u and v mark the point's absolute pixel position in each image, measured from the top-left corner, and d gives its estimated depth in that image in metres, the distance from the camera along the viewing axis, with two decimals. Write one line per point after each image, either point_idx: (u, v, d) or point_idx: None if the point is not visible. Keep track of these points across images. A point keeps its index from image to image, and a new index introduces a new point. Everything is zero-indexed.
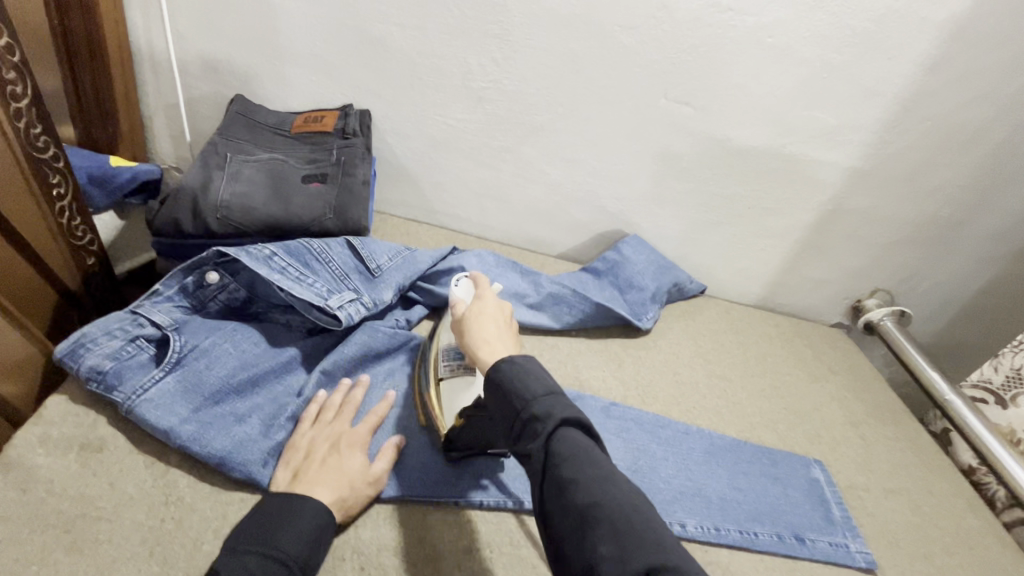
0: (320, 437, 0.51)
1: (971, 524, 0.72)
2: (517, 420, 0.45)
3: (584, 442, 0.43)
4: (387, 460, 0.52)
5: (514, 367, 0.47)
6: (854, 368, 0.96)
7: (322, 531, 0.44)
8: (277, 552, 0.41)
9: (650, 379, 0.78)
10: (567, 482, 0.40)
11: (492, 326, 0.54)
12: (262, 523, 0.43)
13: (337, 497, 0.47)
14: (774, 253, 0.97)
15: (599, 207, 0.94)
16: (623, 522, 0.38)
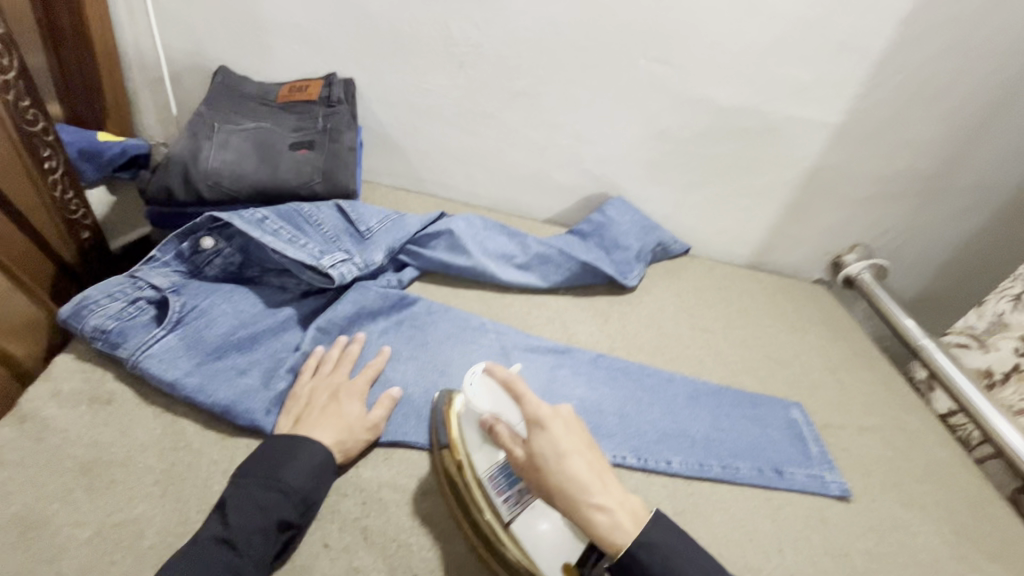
0: (319, 389, 0.53)
1: (940, 456, 0.76)
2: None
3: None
4: (384, 409, 0.54)
5: (654, 547, 0.42)
6: (834, 320, 0.99)
7: (323, 467, 0.47)
8: (280, 486, 0.44)
9: (636, 333, 0.81)
10: None
11: (584, 462, 0.45)
12: (266, 460, 0.46)
13: (337, 441, 0.50)
14: (756, 211, 1.00)
15: (584, 170, 0.96)
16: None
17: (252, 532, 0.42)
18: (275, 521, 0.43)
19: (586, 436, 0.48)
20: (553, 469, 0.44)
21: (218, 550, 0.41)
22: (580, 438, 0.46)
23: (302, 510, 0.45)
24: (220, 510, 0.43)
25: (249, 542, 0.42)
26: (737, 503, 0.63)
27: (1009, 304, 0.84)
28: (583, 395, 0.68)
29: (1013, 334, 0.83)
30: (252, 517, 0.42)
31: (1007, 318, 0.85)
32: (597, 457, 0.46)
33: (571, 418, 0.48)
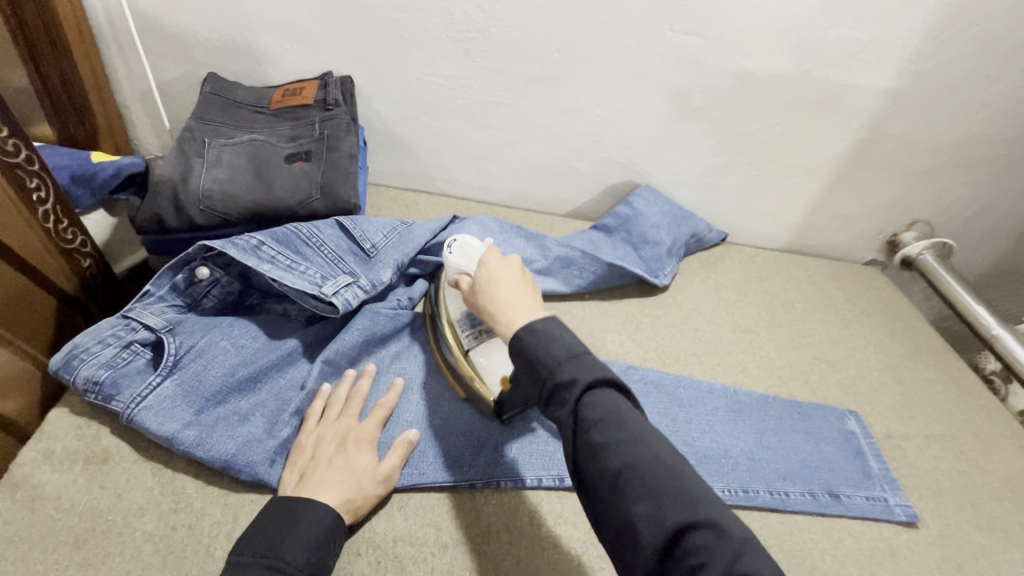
0: (326, 437, 0.49)
1: (1022, 467, 0.68)
2: (544, 386, 0.42)
3: (618, 402, 0.40)
4: (397, 455, 0.50)
5: (541, 331, 0.44)
6: (891, 309, 0.90)
7: (329, 534, 0.42)
8: (280, 562, 0.39)
9: (670, 339, 0.75)
10: (597, 447, 0.38)
11: (506, 288, 0.50)
12: (265, 534, 0.41)
13: (346, 499, 0.45)
14: (801, 192, 0.90)
15: (607, 158, 0.88)
16: (652, 476, 0.37)
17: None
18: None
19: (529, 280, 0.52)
20: (481, 290, 0.51)
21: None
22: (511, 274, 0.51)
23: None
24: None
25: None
26: (789, 535, 0.57)
27: None
28: None
29: None
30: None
31: None
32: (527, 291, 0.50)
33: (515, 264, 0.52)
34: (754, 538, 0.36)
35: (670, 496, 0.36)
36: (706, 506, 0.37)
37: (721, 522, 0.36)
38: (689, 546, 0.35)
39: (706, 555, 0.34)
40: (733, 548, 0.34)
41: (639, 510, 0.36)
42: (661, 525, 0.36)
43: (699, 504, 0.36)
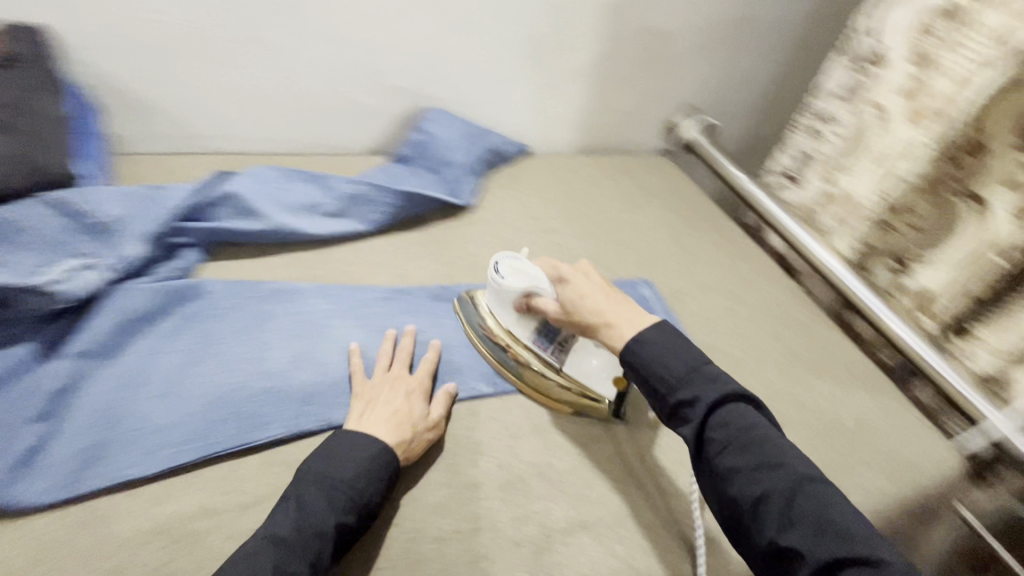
0: (382, 388, 0.53)
1: (772, 293, 0.82)
2: (664, 404, 0.48)
3: (745, 415, 0.45)
4: (445, 403, 0.55)
5: (650, 346, 0.49)
6: (675, 187, 1.01)
7: (384, 466, 0.47)
8: (348, 483, 0.45)
9: (477, 254, 0.76)
10: (731, 470, 0.44)
11: (598, 296, 0.54)
12: (353, 446, 0.47)
13: (402, 439, 0.49)
14: (581, 93, 0.95)
15: (388, 86, 0.84)
16: (792, 503, 0.41)
17: (312, 533, 0.42)
18: (335, 525, 0.43)
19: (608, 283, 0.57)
20: (575, 305, 0.55)
21: (273, 548, 0.40)
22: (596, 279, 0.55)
23: (362, 518, 0.45)
24: (288, 507, 0.43)
25: (311, 543, 0.41)
26: None
27: (808, 136, 0.91)
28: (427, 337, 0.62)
29: (815, 162, 0.90)
30: (320, 514, 0.43)
31: (810, 149, 0.91)
32: (615, 293, 0.55)
33: (591, 269, 0.57)
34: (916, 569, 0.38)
35: (823, 532, 0.40)
36: (866, 542, 0.39)
37: (882, 558, 0.38)
38: None
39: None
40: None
41: (791, 544, 0.40)
42: (817, 561, 0.39)
43: (857, 541, 0.39)
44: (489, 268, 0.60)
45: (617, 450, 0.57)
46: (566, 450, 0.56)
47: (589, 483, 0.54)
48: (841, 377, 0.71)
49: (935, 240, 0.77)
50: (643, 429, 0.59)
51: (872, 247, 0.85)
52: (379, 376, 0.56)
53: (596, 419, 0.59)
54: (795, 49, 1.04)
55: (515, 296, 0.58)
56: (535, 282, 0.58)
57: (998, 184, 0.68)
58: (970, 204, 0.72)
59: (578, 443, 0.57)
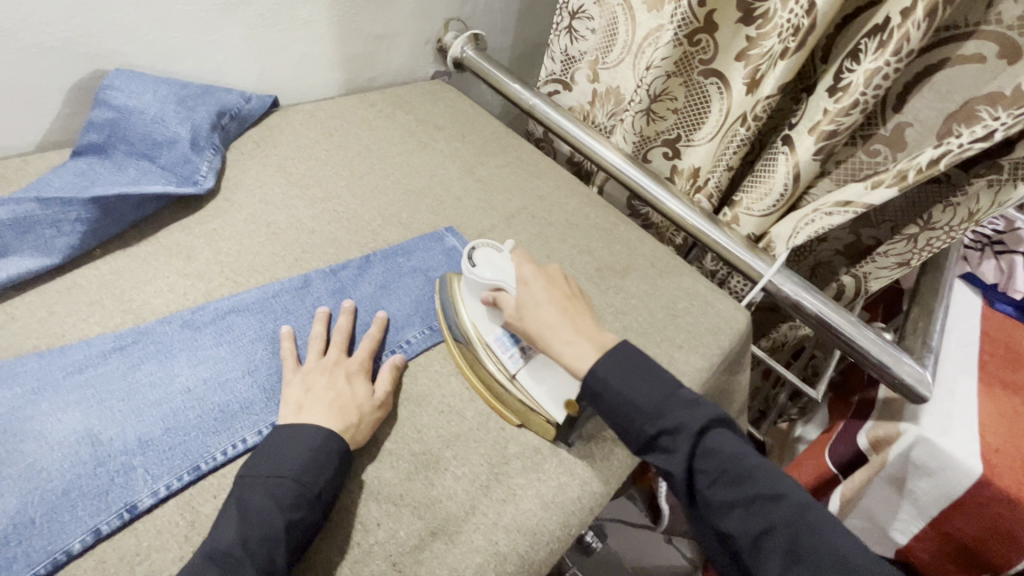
0: (315, 371, 0.50)
1: (573, 204, 0.82)
2: (642, 436, 0.45)
3: (732, 443, 0.43)
4: (392, 369, 0.53)
5: (614, 373, 0.46)
6: (458, 114, 0.93)
7: (336, 450, 0.44)
8: (296, 477, 0.42)
9: (238, 249, 0.61)
10: (721, 504, 0.42)
11: (550, 307, 0.51)
12: (292, 438, 0.45)
13: (347, 422, 0.47)
14: (323, 21, 0.80)
15: (30, 46, 0.58)
16: (797, 545, 0.39)
17: (258, 539, 0.39)
18: (284, 526, 0.40)
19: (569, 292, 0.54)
20: (527, 315, 0.51)
21: (217, 563, 0.38)
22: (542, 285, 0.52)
23: (317, 511, 0.42)
24: (230, 519, 0.40)
25: (258, 547, 0.39)
26: (420, 375, 0.55)
27: (567, 37, 0.88)
28: (188, 383, 0.48)
29: (580, 63, 0.89)
30: (264, 518, 0.40)
31: (571, 51, 0.89)
32: (572, 302, 0.52)
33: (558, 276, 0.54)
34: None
35: (831, 574, 0.37)
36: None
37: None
38: None
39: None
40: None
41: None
42: None
43: None
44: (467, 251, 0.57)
45: (454, 431, 0.51)
46: (398, 455, 0.49)
47: (430, 481, 0.47)
48: (648, 274, 0.75)
49: (693, 120, 0.80)
50: (477, 397, 0.54)
51: (646, 138, 0.86)
52: (132, 458, 0.43)
53: (424, 405, 0.52)
54: None
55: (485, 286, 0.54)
56: (499, 280, 0.54)
57: (734, 60, 0.72)
58: (713, 81, 0.75)
59: (410, 440, 0.50)
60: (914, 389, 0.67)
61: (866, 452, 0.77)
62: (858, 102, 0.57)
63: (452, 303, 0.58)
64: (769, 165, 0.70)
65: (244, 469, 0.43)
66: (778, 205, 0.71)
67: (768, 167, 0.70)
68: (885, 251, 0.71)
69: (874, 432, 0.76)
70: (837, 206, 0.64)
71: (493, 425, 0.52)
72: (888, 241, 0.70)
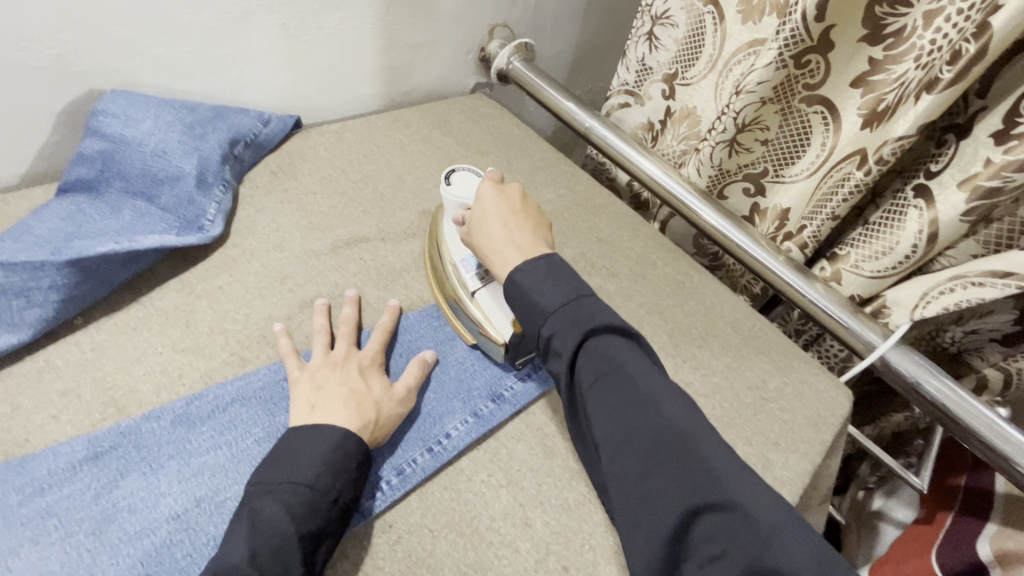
0: (323, 368, 0.46)
1: (637, 249, 0.70)
2: (538, 340, 0.44)
3: (620, 351, 0.42)
4: (419, 366, 0.49)
5: (529, 276, 0.45)
6: (503, 135, 0.81)
7: (354, 454, 0.40)
8: (310, 483, 0.37)
9: (248, 313, 0.51)
10: (594, 409, 0.40)
11: (497, 217, 0.49)
12: (303, 435, 0.40)
13: (365, 420, 0.42)
14: (355, 28, 0.69)
15: (6, 67, 0.49)
16: (655, 450, 0.38)
17: (271, 550, 0.34)
18: (297, 537, 0.35)
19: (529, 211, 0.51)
20: (474, 232, 0.50)
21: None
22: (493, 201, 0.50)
23: (334, 521, 0.38)
24: (238, 530, 0.35)
25: (270, 563, 0.34)
26: (462, 489, 0.44)
27: (646, 45, 0.76)
28: (174, 506, 0.38)
29: (657, 76, 0.77)
30: (278, 523, 0.35)
31: (649, 61, 0.77)
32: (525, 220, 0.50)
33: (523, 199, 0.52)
34: (770, 502, 0.35)
35: (679, 475, 0.36)
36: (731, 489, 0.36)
37: (745, 509, 0.34)
38: (700, 535, 0.35)
39: (722, 544, 0.34)
40: (750, 537, 0.33)
41: (651, 492, 0.37)
42: (670, 505, 0.35)
43: (723, 484, 0.36)
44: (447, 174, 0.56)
45: (506, 573, 0.40)
46: None
47: None
48: (730, 342, 0.62)
49: (786, 154, 0.67)
50: (534, 521, 0.43)
51: (725, 171, 0.74)
52: None
53: (468, 535, 0.41)
54: None
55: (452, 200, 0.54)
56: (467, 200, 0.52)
57: (850, 87, 0.59)
58: (819, 111, 0.62)
59: None
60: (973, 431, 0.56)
61: (988, 564, 0.63)
62: None
63: (435, 238, 0.58)
64: (893, 218, 0.57)
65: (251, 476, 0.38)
66: (900, 267, 0.59)
67: (891, 220, 0.58)
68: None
69: (1002, 542, 0.64)
70: (989, 276, 0.51)
71: (554, 564, 0.41)
72: None
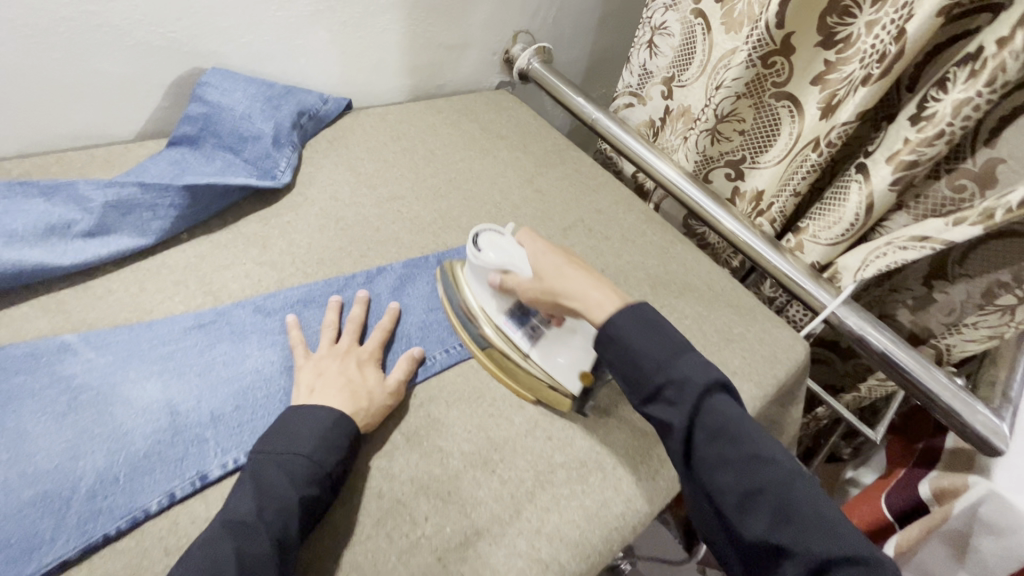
0: (327, 358, 0.51)
1: (631, 220, 0.82)
2: (647, 388, 0.47)
3: (732, 407, 0.45)
4: (407, 361, 0.53)
5: (625, 328, 0.48)
6: (521, 124, 0.95)
7: (345, 433, 0.45)
8: (308, 456, 0.43)
9: (310, 243, 0.64)
10: (713, 460, 0.44)
11: (568, 271, 0.53)
12: (304, 417, 0.45)
13: (356, 406, 0.48)
14: (401, 28, 0.83)
15: (139, 45, 0.64)
16: (780, 494, 0.42)
17: (274, 509, 0.40)
18: (297, 499, 0.41)
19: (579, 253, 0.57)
20: (550, 287, 0.54)
21: (232, 534, 0.38)
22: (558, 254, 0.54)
23: (327, 489, 0.43)
24: (246, 489, 0.41)
25: (273, 518, 0.40)
26: (471, 377, 0.56)
27: (647, 52, 0.90)
28: (257, 364, 0.51)
29: (656, 78, 0.90)
30: (280, 490, 0.41)
31: (649, 65, 0.90)
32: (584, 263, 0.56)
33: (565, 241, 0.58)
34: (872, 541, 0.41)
35: (806, 526, 0.40)
36: (851, 538, 0.40)
37: (870, 551, 0.39)
38: None
39: None
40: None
41: (782, 538, 0.41)
42: (802, 555, 0.40)
43: (849, 538, 0.40)
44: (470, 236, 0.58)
45: (502, 435, 0.52)
46: (448, 454, 0.49)
47: (477, 482, 0.48)
48: (703, 296, 0.73)
49: (760, 143, 0.78)
50: (527, 404, 0.55)
51: (708, 158, 0.85)
52: (204, 431, 0.46)
53: (473, 407, 0.53)
54: None
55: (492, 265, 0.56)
56: (506, 265, 0.56)
57: (810, 84, 0.70)
58: (786, 105, 0.73)
59: (460, 439, 0.51)
60: (983, 435, 0.62)
61: (928, 503, 0.72)
62: (944, 132, 0.55)
63: (456, 292, 0.60)
64: (840, 195, 0.68)
65: (256, 447, 0.44)
66: (846, 235, 0.69)
67: (839, 196, 0.68)
68: (973, 323, 0.68)
69: (938, 482, 0.71)
70: (912, 240, 0.62)
71: (541, 434, 0.53)
72: (978, 314, 0.68)
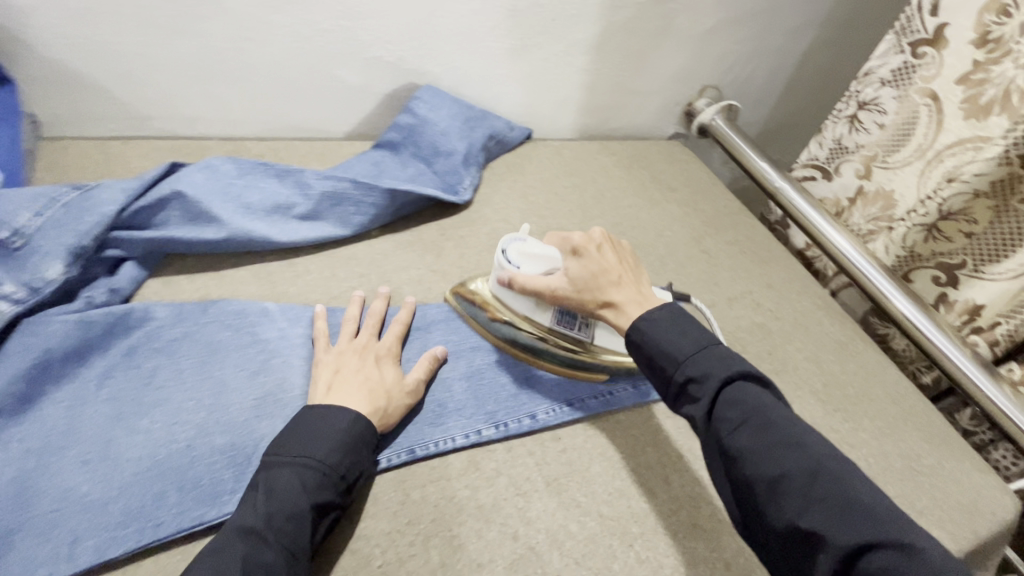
0: (345, 352, 0.49)
1: (806, 305, 0.74)
2: (672, 385, 0.45)
3: (754, 395, 0.42)
4: (429, 361, 0.51)
5: (657, 326, 0.47)
6: (693, 180, 0.91)
7: (365, 436, 0.43)
8: (320, 458, 0.40)
9: (477, 261, 0.66)
10: (736, 452, 0.40)
11: (606, 263, 0.51)
12: (323, 416, 0.42)
13: (375, 406, 0.45)
14: (594, 70, 0.84)
15: (371, 59, 0.71)
16: (809, 482, 0.37)
17: (285, 516, 0.37)
18: (308, 507, 0.38)
19: (618, 253, 0.53)
20: (594, 278, 0.51)
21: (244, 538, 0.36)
22: (590, 246, 0.52)
23: (342, 493, 0.40)
24: (256, 495, 0.38)
25: (282, 528, 0.36)
26: (617, 435, 0.52)
27: (846, 126, 0.80)
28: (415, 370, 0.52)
29: (854, 155, 0.79)
30: (291, 497, 0.38)
31: (846, 141, 0.80)
32: (623, 266, 0.53)
33: (601, 238, 0.53)
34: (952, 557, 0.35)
35: (844, 509, 0.36)
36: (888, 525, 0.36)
37: (913, 545, 0.34)
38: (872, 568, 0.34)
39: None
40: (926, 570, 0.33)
41: (813, 524, 0.36)
42: (836, 539, 0.35)
43: (882, 524, 0.35)
44: (499, 251, 0.55)
45: (644, 508, 0.47)
46: (586, 511, 0.46)
47: (613, 553, 0.44)
48: (886, 411, 0.63)
49: (992, 252, 0.68)
50: (673, 480, 0.50)
51: (915, 255, 0.75)
52: None
53: (617, 468, 0.50)
54: (830, 26, 0.94)
55: (523, 274, 0.53)
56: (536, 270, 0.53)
57: None
58: None
59: (600, 499, 0.47)
60: None
61: None
62: None
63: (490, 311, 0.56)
64: None
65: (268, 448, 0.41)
66: None
67: None
68: None
69: None
70: None
71: (686, 517, 0.47)
72: None
